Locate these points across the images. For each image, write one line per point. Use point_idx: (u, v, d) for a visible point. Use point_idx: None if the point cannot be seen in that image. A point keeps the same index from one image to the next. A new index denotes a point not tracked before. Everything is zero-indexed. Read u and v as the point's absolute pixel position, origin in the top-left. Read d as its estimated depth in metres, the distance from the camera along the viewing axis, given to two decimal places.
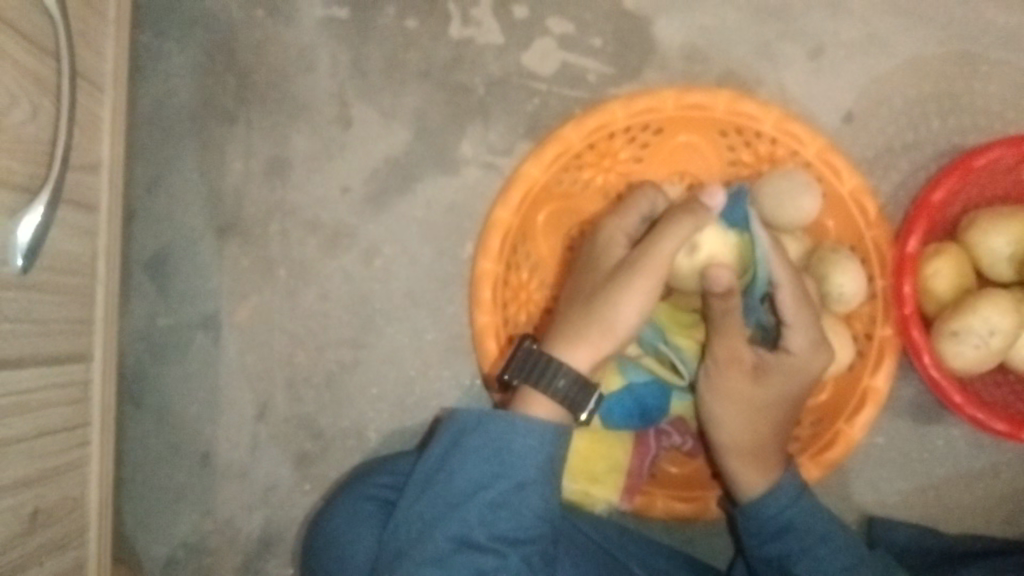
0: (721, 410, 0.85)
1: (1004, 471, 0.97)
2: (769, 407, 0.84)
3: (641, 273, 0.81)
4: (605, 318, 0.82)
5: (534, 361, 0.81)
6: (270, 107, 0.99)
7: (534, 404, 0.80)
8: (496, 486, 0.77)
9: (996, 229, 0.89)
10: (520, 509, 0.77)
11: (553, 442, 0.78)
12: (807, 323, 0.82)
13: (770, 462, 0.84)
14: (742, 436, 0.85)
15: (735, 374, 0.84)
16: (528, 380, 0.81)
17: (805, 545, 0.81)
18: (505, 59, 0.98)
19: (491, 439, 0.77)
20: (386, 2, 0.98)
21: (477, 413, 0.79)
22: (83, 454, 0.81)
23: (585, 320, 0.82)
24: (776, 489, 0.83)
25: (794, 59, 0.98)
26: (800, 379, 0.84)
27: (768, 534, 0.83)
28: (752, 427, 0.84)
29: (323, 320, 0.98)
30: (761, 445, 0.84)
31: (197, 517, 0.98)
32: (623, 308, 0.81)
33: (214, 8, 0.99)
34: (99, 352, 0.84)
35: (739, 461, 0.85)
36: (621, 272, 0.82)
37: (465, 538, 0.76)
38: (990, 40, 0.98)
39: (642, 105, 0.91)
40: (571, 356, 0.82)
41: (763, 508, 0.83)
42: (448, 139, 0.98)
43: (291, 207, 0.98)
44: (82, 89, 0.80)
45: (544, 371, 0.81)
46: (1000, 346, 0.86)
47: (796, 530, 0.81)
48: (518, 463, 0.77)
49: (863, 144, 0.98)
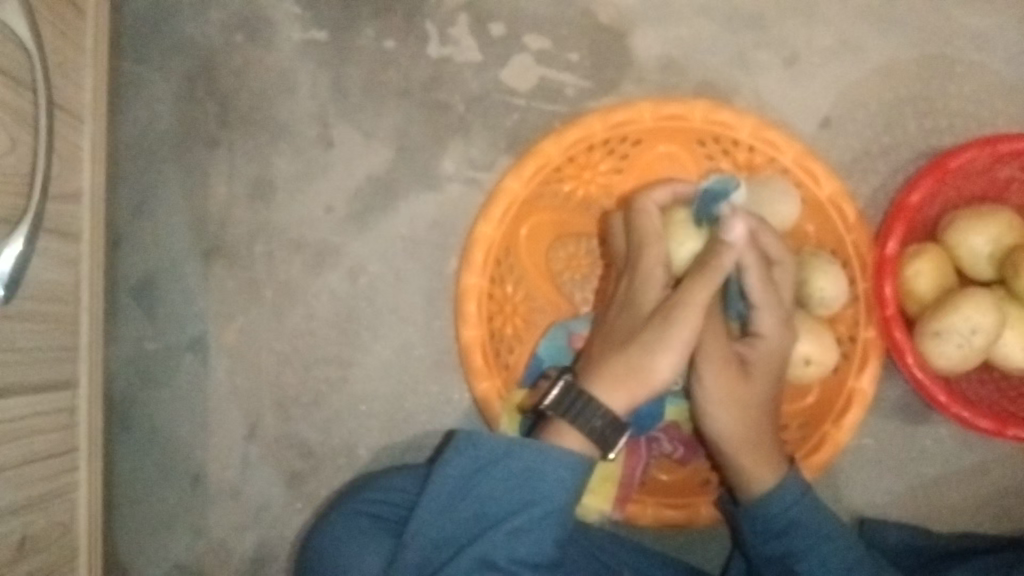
0: (716, 407, 0.82)
1: (993, 468, 0.98)
2: (762, 401, 0.83)
3: (684, 323, 0.78)
4: (642, 364, 0.79)
5: (571, 398, 0.78)
6: (253, 130, 1.00)
7: (566, 438, 0.77)
8: (524, 512, 0.74)
9: (973, 229, 0.90)
10: (545, 537, 0.75)
11: (583, 473, 0.76)
12: (773, 303, 0.83)
13: (776, 456, 0.83)
14: (738, 429, 0.82)
15: (724, 373, 0.82)
16: (561, 413, 0.78)
17: (810, 542, 0.80)
18: (483, 75, 0.99)
19: (522, 465, 0.75)
20: (365, 23, 0.99)
21: (506, 440, 0.76)
22: (71, 481, 0.82)
23: (627, 369, 0.79)
24: (781, 487, 0.82)
25: (770, 67, 0.99)
26: (779, 358, 0.83)
27: (773, 532, 0.82)
28: (746, 419, 0.82)
29: (310, 339, 0.99)
30: (759, 437, 0.83)
31: (190, 540, 0.98)
32: (666, 351, 0.78)
33: (194, 34, 1.00)
34: (85, 378, 0.84)
35: (753, 457, 0.82)
36: (661, 324, 0.79)
37: (487, 561, 0.73)
38: (962, 42, 0.99)
39: (620, 117, 0.92)
40: (611, 400, 0.78)
41: (769, 506, 0.82)
42: (430, 156, 0.99)
43: (275, 228, 0.99)
44: (62, 119, 0.81)
45: (580, 409, 0.78)
46: (982, 345, 0.86)
47: (802, 527, 0.80)
48: (548, 493, 0.75)
49: (841, 148, 0.99)
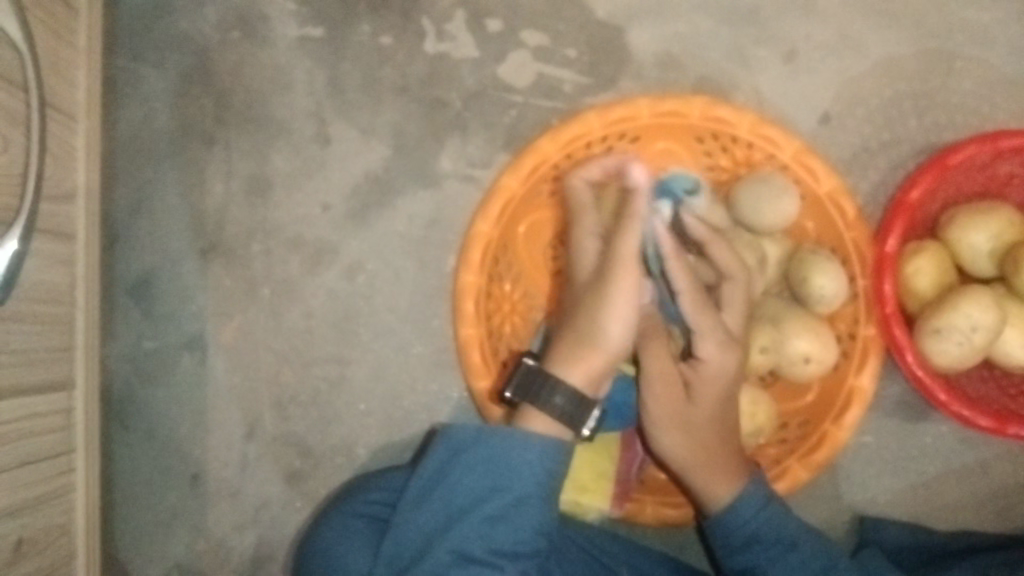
0: (662, 426, 0.84)
1: (992, 465, 0.97)
2: (711, 420, 0.83)
3: (620, 283, 0.78)
4: (593, 333, 0.79)
5: (533, 378, 0.80)
6: (249, 127, 0.99)
7: (532, 420, 0.79)
8: (494, 499, 0.75)
9: (974, 225, 0.89)
10: (518, 523, 0.75)
11: (553, 458, 0.77)
12: (713, 325, 0.80)
13: (733, 471, 0.83)
14: (686, 446, 0.84)
15: (664, 395, 0.83)
16: (527, 397, 0.80)
17: (771, 555, 0.80)
18: (481, 72, 0.98)
19: (490, 454, 0.76)
20: (361, 20, 0.99)
21: (474, 429, 0.77)
22: (68, 481, 0.81)
23: (580, 341, 0.80)
24: (742, 496, 0.82)
25: (768, 63, 0.98)
26: (725, 380, 0.81)
27: (736, 546, 0.82)
28: (691, 438, 0.83)
29: (308, 337, 0.98)
30: (710, 456, 0.83)
31: (189, 539, 0.98)
32: (609, 318, 0.79)
33: (189, 31, 1.00)
34: (81, 379, 0.84)
35: (704, 474, 0.84)
36: (600, 292, 0.79)
37: (462, 552, 0.74)
38: (962, 37, 0.98)
39: (618, 114, 0.91)
40: (566, 372, 0.80)
41: (729, 519, 0.82)
42: (428, 153, 0.98)
43: (273, 226, 0.99)
44: (55, 118, 0.80)
45: (540, 389, 0.79)
46: (983, 343, 0.86)
47: (763, 539, 0.81)
48: (516, 478, 0.76)
49: (840, 144, 0.99)
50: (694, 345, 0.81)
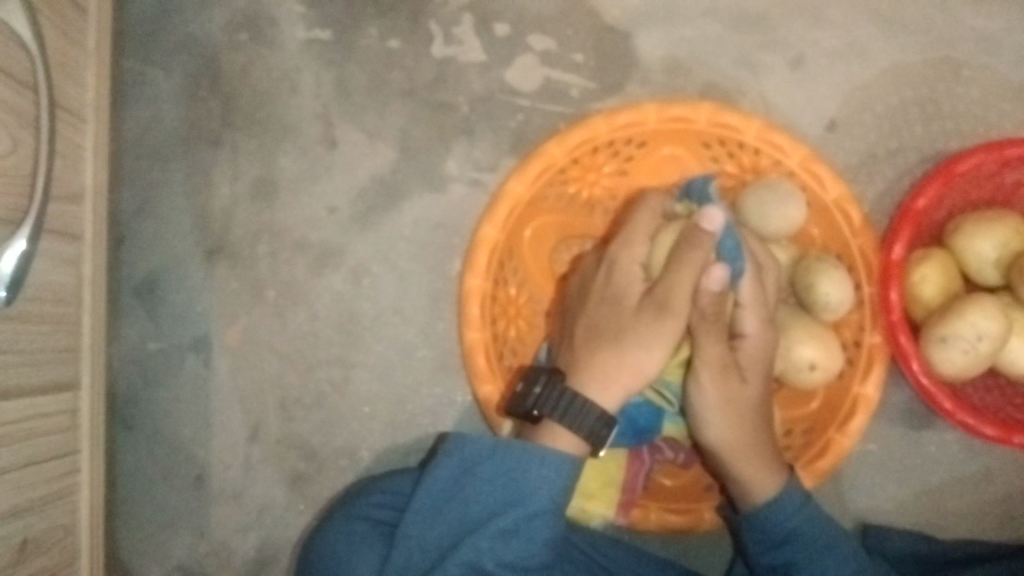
0: (709, 413, 0.82)
1: (997, 474, 0.97)
2: (752, 405, 0.83)
3: (671, 319, 0.80)
4: (630, 354, 0.81)
5: (564, 398, 0.79)
6: (256, 129, 0.99)
7: (560, 439, 0.79)
8: (509, 514, 0.75)
9: (981, 234, 0.89)
10: (531, 539, 0.75)
11: (568, 474, 0.76)
12: (760, 300, 0.82)
13: (775, 463, 0.82)
14: (735, 435, 0.82)
15: (715, 379, 0.82)
16: (553, 415, 0.79)
17: (811, 553, 0.80)
18: (487, 76, 0.98)
19: (506, 467, 0.76)
20: (369, 23, 0.99)
21: (491, 442, 0.77)
22: (72, 483, 0.81)
23: (615, 361, 0.80)
24: (783, 494, 0.81)
25: (775, 70, 0.98)
26: (765, 360, 0.83)
27: (775, 541, 0.81)
28: (741, 425, 0.82)
29: (312, 339, 0.98)
30: (754, 443, 0.82)
31: (192, 540, 0.98)
32: (652, 343, 0.80)
33: (197, 33, 1.00)
34: (87, 379, 0.84)
35: (748, 466, 0.82)
36: (648, 320, 0.80)
37: (473, 566, 0.73)
38: (969, 45, 0.99)
39: (625, 119, 0.91)
40: (599, 396, 0.80)
41: (769, 515, 0.81)
42: (434, 157, 0.98)
43: (278, 228, 0.99)
44: (64, 119, 0.80)
45: (569, 408, 0.79)
46: (988, 351, 0.85)
47: (803, 538, 0.80)
48: (532, 493, 0.75)
49: (847, 151, 0.99)
50: (737, 322, 0.83)
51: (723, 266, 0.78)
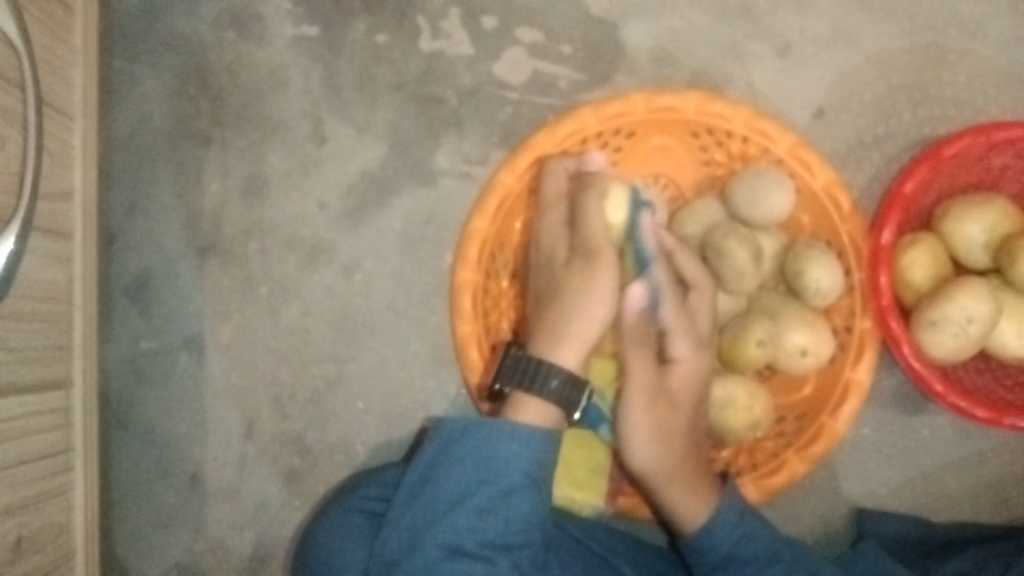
0: (636, 437, 0.84)
1: (989, 456, 0.98)
2: (684, 430, 0.84)
3: (599, 263, 0.85)
4: (575, 312, 0.84)
5: (523, 364, 0.83)
6: (245, 126, 0.99)
7: (525, 409, 0.81)
8: (482, 492, 0.76)
9: (970, 217, 0.90)
10: (508, 515, 0.76)
11: (539, 447, 0.77)
12: (687, 325, 0.86)
13: (703, 493, 0.84)
14: (658, 458, 0.83)
15: (646, 404, 0.84)
16: (521, 383, 0.82)
17: (748, 573, 0.81)
18: (476, 70, 0.98)
19: (477, 447, 0.77)
20: (357, 18, 0.99)
21: (461, 422, 0.78)
22: (67, 481, 0.81)
23: (563, 321, 0.84)
24: (715, 519, 0.83)
25: (763, 58, 0.99)
26: (695, 383, 0.86)
27: (714, 564, 0.83)
28: (664, 447, 0.83)
29: (305, 336, 0.98)
30: (681, 467, 0.84)
31: (188, 539, 0.98)
32: (597, 290, 0.84)
33: (185, 31, 1.00)
34: (79, 378, 0.84)
35: (677, 492, 0.84)
36: (580, 273, 0.85)
37: (453, 546, 0.74)
38: (955, 31, 0.99)
39: (613, 109, 0.92)
40: (561, 357, 0.83)
41: (705, 540, 0.83)
42: (423, 151, 0.98)
43: (269, 225, 0.99)
44: (52, 117, 0.80)
45: (535, 374, 0.82)
46: (979, 333, 0.86)
47: (739, 558, 0.81)
48: (503, 469, 0.76)
49: (835, 139, 0.99)
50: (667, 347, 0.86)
51: (640, 285, 0.85)
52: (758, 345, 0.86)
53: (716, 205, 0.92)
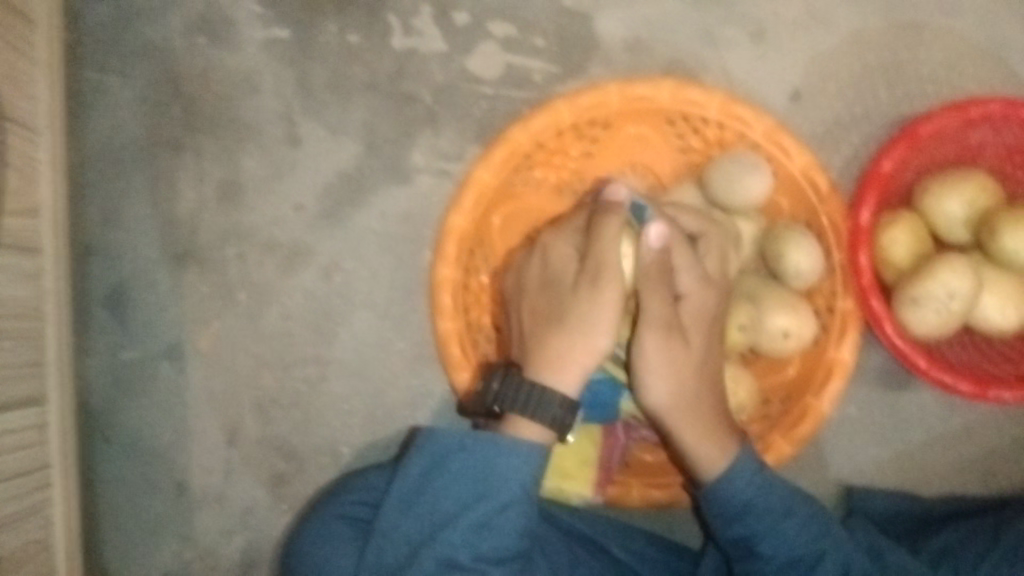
0: (656, 377, 0.80)
1: (977, 433, 0.97)
2: (700, 367, 0.81)
3: (607, 283, 0.79)
4: (579, 334, 0.79)
5: (523, 393, 0.78)
6: (219, 131, 0.99)
7: (521, 428, 0.78)
8: (478, 507, 0.75)
9: (948, 193, 0.89)
10: (504, 530, 0.75)
11: (537, 463, 0.76)
12: (692, 259, 0.82)
13: (726, 437, 0.82)
14: (677, 396, 0.81)
15: (666, 342, 0.80)
16: (520, 409, 0.78)
17: (769, 522, 0.79)
18: (449, 66, 0.98)
19: (474, 461, 0.76)
20: (327, 19, 0.98)
21: (459, 435, 0.77)
22: (45, 496, 0.81)
23: (564, 344, 0.80)
24: (737, 464, 0.80)
25: (737, 43, 0.98)
26: (707, 319, 0.82)
27: (733, 514, 0.80)
28: (684, 387, 0.81)
29: (287, 340, 0.98)
30: (700, 407, 0.81)
31: (176, 548, 0.98)
32: (601, 317, 0.79)
33: (155, 38, 0.99)
34: (54, 393, 0.84)
35: (697, 436, 0.81)
36: (587, 295, 0.80)
37: (448, 561, 0.74)
38: (929, 8, 0.99)
39: (587, 100, 0.91)
40: (557, 380, 0.79)
41: (726, 488, 0.80)
42: (399, 149, 0.98)
43: (246, 230, 0.98)
44: (16, 133, 0.80)
45: (538, 401, 0.78)
46: (961, 309, 0.85)
47: (759, 507, 0.79)
48: (500, 485, 0.75)
49: (812, 120, 0.99)
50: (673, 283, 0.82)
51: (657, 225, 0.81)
52: (738, 330, 0.88)
53: (695, 192, 0.91)
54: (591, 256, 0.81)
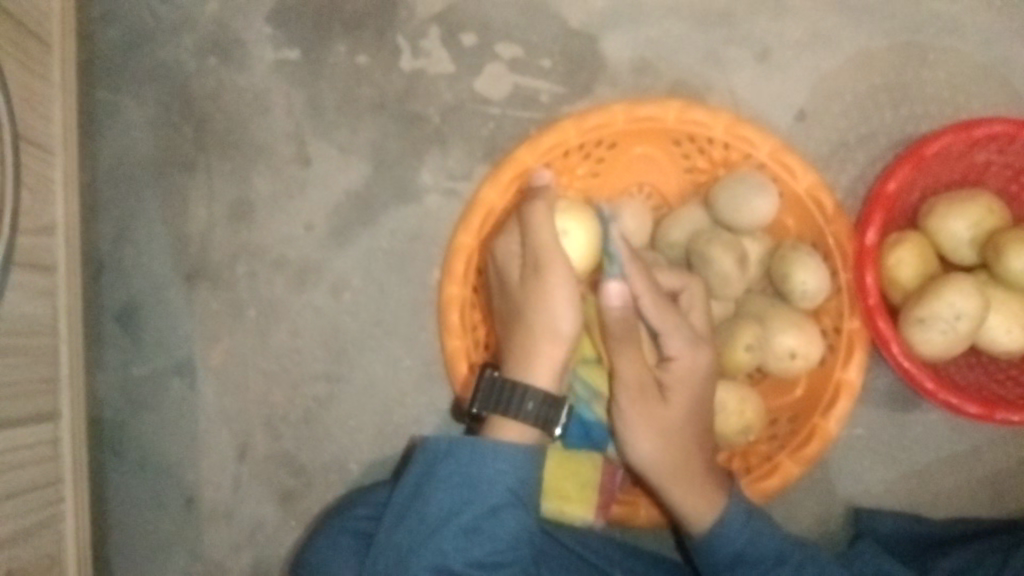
0: (637, 437, 0.84)
1: (985, 452, 0.97)
2: (683, 427, 0.83)
3: (549, 272, 0.81)
4: (541, 328, 0.82)
5: (498, 390, 0.81)
6: (230, 151, 1.00)
7: (505, 429, 0.80)
8: (468, 511, 0.75)
9: (954, 213, 0.90)
10: (495, 534, 0.75)
11: (524, 466, 0.77)
12: (676, 323, 0.83)
13: (710, 493, 0.84)
14: (661, 454, 0.84)
15: (643, 404, 0.84)
16: (497, 409, 0.81)
17: (758, 574, 0.81)
18: (457, 86, 0.99)
19: (462, 465, 0.77)
20: (337, 40, 1.00)
21: (446, 441, 0.78)
22: (58, 512, 0.82)
23: (530, 341, 0.82)
24: (724, 519, 0.83)
25: (742, 64, 0.99)
26: (697, 378, 0.83)
27: (723, 566, 0.83)
28: (667, 443, 0.84)
29: (296, 357, 0.99)
30: (686, 466, 0.84)
31: (185, 564, 0.98)
32: (556, 307, 0.82)
33: (167, 59, 1.00)
34: (67, 409, 0.85)
35: (682, 492, 0.84)
36: (535, 289, 0.82)
37: (440, 566, 0.74)
38: (933, 29, 0.99)
39: (595, 120, 0.91)
40: (533, 377, 0.81)
41: (714, 540, 0.82)
42: (407, 168, 0.99)
43: (256, 248, 0.99)
44: (31, 152, 0.81)
45: (512, 399, 0.81)
46: (968, 330, 0.86)
47: (749, 559, 0.81)
48: (489, 488, 0.76)
49: (817, 140, 0.99)
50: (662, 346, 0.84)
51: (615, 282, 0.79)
52: (745, 350, 0.87)
53: (700, 212, 0.91)
54: (530, 249, 0.82)
